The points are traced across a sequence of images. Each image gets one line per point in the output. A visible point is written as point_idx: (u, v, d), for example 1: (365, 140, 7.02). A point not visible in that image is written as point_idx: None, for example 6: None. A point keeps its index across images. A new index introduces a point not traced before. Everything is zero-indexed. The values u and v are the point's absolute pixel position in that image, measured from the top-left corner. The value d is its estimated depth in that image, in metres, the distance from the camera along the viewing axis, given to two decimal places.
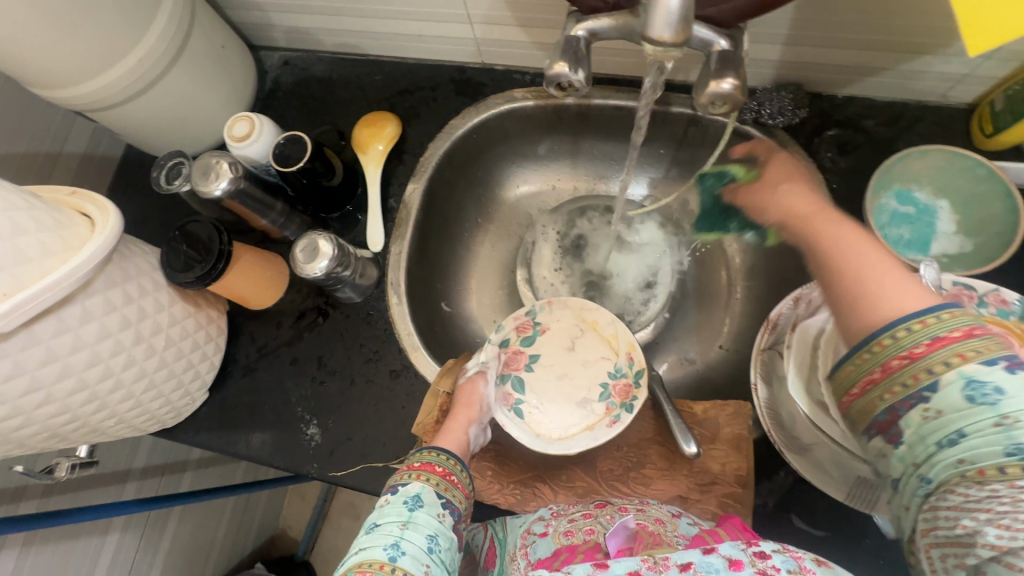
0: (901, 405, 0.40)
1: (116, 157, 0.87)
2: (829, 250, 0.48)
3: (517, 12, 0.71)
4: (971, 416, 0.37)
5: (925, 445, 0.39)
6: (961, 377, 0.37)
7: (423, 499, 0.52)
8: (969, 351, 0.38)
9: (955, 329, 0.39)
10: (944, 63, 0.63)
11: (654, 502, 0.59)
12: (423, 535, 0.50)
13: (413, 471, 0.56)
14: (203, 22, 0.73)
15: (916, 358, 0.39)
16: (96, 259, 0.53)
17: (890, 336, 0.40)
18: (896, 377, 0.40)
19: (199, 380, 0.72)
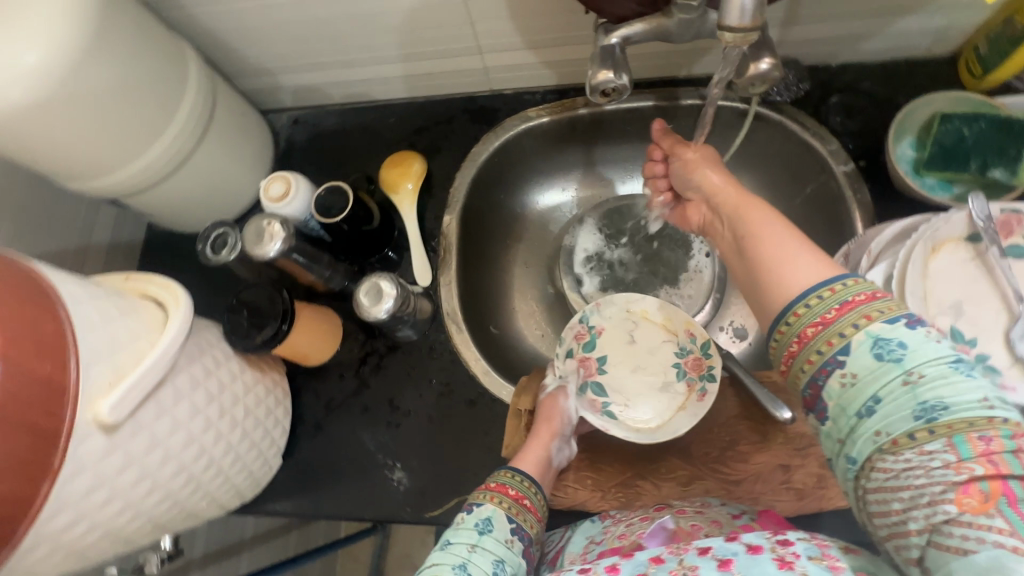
0: (819, 375, 0.42)
1: (141, 241, 0.86)
2: (750, 232, 0.52)
3: (525, 36, 0.74)
4: (882, 381, 0.39)
5: (847, 418, 0.41)
6: (868, 338, 0.40)
7: (494, 523, 0.53)
8: (873, 312, 0.41)
9: (860, 294, 0.42)
10: (927, 19, 0.69)
11: (715, 503, 0.59)
12: (490, 560, 0.50)
13: (488, 491, 0.57)
14: (221, 94, 0.75)
15: (829, 323, 0.42)
16: (183, 333, 0.53)
17: (803, 306, 0.43)
18: (812, 345, 0.43)
19: (274, 446, 0.71)
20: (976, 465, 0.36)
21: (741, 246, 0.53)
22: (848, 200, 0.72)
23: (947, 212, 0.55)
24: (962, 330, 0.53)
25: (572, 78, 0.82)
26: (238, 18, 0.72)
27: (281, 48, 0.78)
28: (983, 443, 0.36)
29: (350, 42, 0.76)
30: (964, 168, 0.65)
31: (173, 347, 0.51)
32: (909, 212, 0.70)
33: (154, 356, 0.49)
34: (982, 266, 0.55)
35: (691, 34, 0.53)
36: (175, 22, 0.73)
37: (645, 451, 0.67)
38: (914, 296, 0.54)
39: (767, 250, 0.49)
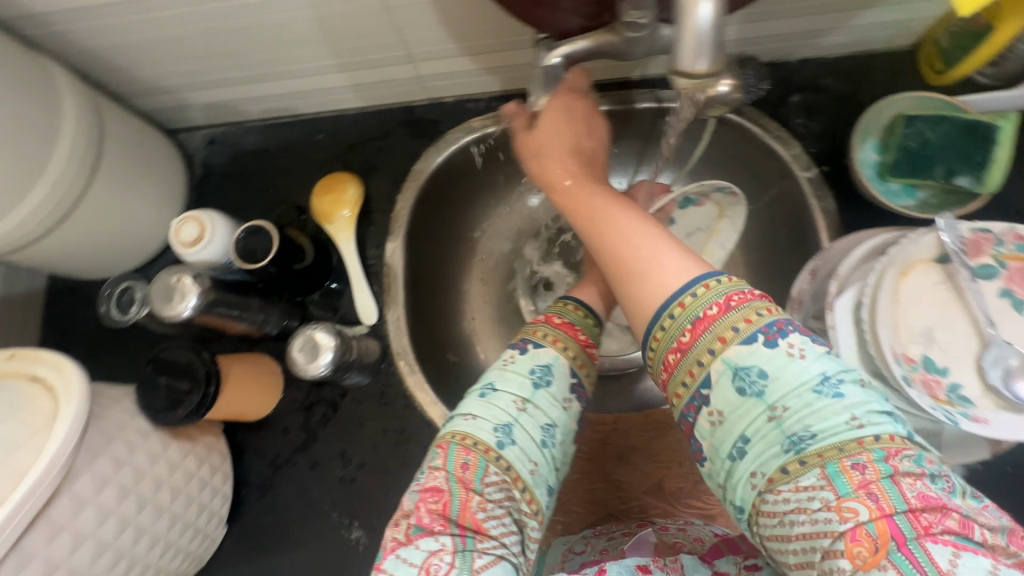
0: (690, 412, 0.41)
1: (41, 291, 0.75)
2: (603, 229, 0.47)
3: (460, 42, 0.66)
4: (747, 413, 0.38)
5: (722, 461, 0.39)
6: (728, 368, 0.38)
7: (554, 372, 0.50)
8: (728, 332, 0.39)
9: (713, 305, 0.39)
10: (889, 13, 0.64)
11: (698, 522, 0.57)
12: (538, 425, 0.47)
13: (552, 330, 0.52)
14: (112, 124, 0.65)
15: (686, 349, 0.40)
16: (74, 438, 0.46)
17: (671, 319, 0.40)
18: (678, 373, 0.41)
19: (215, 517, 0.64)
20: (858, 504, 0.34)
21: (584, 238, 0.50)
22: (811, 208, 0.68)
23: (918, 234, 0.52)
24: (933, 359, 0.51)
25: (517, 83, 0.75)
26: (120, 33, 0.61)
27: (180, 65, 0.68)
28: (856, 473, 0.34)
29: (261, 55, 0.67)
30: (928, 173, 0.63)
31: (58, 461, 0.45)
32: (873, 220, 0.67)
33: (31, 479, 0.43)
34: (952, 289, 0.52)
35: (643, 52, 0.47)
36: (44, 39, 0.62)
37: (616, 489, 0.64)
38: (886, 326, 0.51)
39: (619, 245, 0.45)
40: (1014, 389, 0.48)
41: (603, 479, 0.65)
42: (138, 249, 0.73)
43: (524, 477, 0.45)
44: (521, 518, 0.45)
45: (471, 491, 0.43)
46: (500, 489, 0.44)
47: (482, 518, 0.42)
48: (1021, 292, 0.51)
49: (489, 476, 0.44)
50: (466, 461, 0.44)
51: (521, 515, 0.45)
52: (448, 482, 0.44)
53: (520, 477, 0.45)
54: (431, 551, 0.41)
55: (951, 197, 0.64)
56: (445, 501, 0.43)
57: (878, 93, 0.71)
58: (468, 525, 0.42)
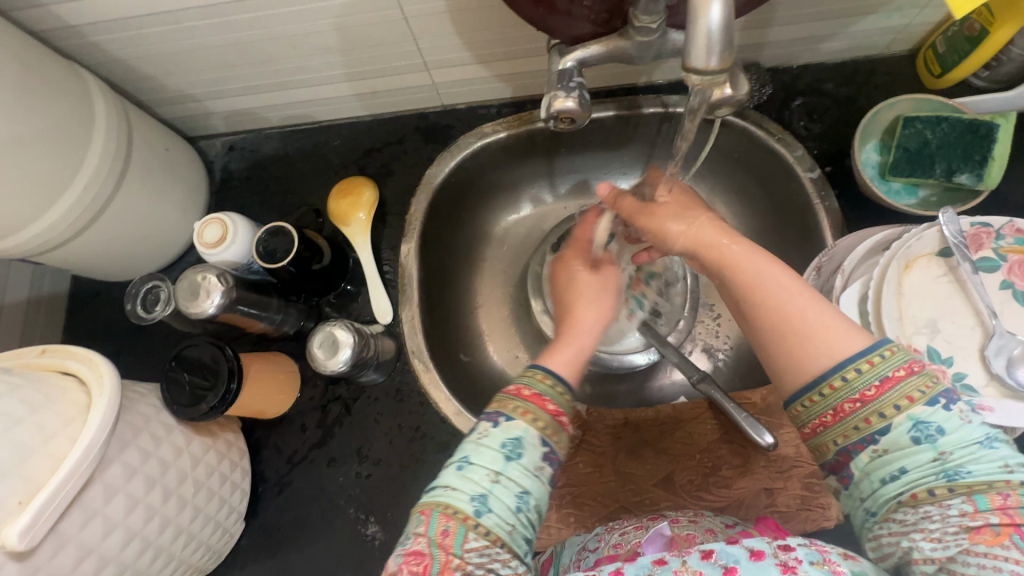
0: (851, 448, 0.40)
1: (63, 293, 0.77)
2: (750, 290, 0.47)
3: (475, 50, 0.68)
4: (914, 455, 0.38)
5: (870, 482, 0.40)
6: (908, 420, 0.38)
7: (524, 443, 0.46)
8: (914, 393, 0.39)
9: (899, 368, 0.39)
10: (887, 19, 0.66)
11: (707, 512, 0.58)
12: (514, 492, 0.44)
13: (521, 402, 0.48)
14: (140, 130, 0.68)
15: (868, 401, 0.39)
16: (106, 428, 0.48)
17: (840, 379, 0.40)
18: (848, 420, 0.40)
19: (234, 512, 0.65)
20: (993, 516, 0.35)
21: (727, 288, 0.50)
22: (816, 207, 0.69)
23: (920, 228, 0.54)
24: (938, 349, 0.52)
25: (527, 90, 0.77)
26: (152, 43, 0.64)
27: (205, 74, 0.71)
28: (1001, 498, 0.35)
29: (283, 64, 0.70)
30: (929, 172, 0.64)
31: (92, 450, 0.46)
32: (876, 218, 0.69)
33: (67, 468, 0.44)
34: (954, 281, 0.54)
35: (652, 55, 0.49)
36: (80, 51, 0.65)
37: (627, 482, 0.64)
38: (891, 318, 0.52)
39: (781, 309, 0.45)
40: (1017, 376, 0.50)
41: (614, 472, 0.65)
42: (161, 251, 0.75)
43: (503, 537, 0.43)
44: None
45: (451, 554, 0.41)
46: (480, 555, 0.41)
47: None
48: (1022, 283, 0.53)
49: (469, 542, 0.42)
50: (445, 528, 0.42)
51: (505, 574, 0.42)
52: (429, 545, 0.42)
53: (500, 539, 0.43)
54: None
55: (953, 194, 0.66)
56: (426, 563, 0.41)
57: (877, 96, 0.73)
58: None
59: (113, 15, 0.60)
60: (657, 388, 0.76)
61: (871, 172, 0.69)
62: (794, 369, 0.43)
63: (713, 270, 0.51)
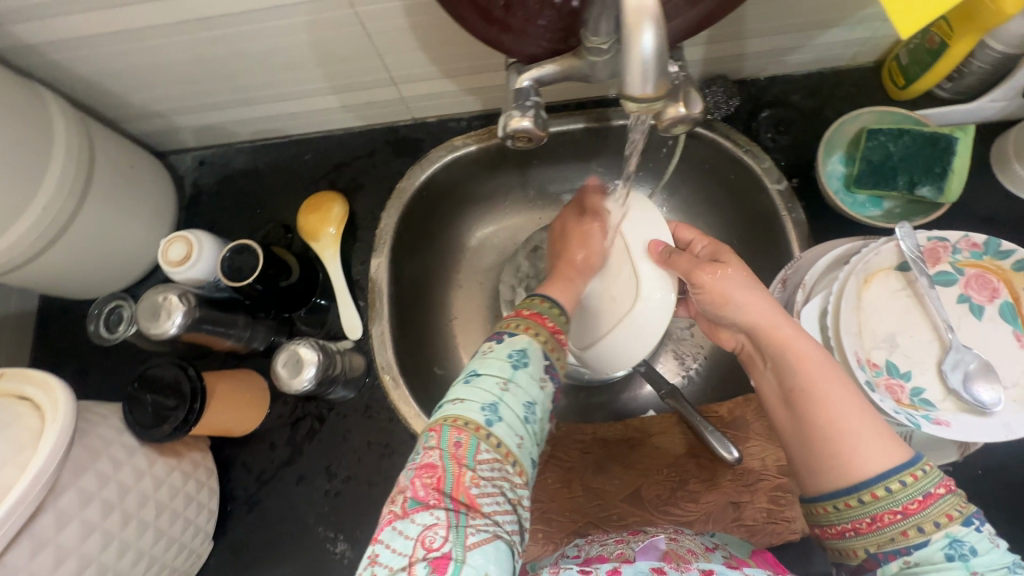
0: (882, 556, 0.41)
1: (31, 311, 0.76)
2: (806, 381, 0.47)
3: (441, 65, 0.68)
4: (945, 570, 0.39)
5: None
6: (945, 537, 0.39)
7: (529, 356, 0.49)
8: (952, 511, 0.39)
9: (938, 486, 0.40)
10: (849, 32, 0.67)
11: (687, 530, 0.56)
12: (521, 401, 0.47)
13: (523, 321, 0.52)
14: (103, 147, 0.67)
15: (908, 514, 0.40)
16: (59, 455, 0.47)
17: (884, 489, 0.41)
18: (883, 531, 0.41)
19: (200, 533, 0.65)
20: None
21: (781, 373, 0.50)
22: (783, 219, 0.69)
23: (878, 243, 0.54)
24: (896, 364, 0.52)
25: (497, 103, 0.77)
26: (113, 60, 0.64)
27: (170, 90, 0.70)
28: None
29: (248, 80, 0.69)
30: (892, 184, 0.65)
31: (42, 479, 0.46)
32: (841, 229, 0.70)
33: (16, 496, 0.44)
34: (913, 295, 0.54)
35: (607, 74, 0.49)
36: (41, 69, 0.64)
37: (595, 497, 0.64)
38: (849, 333, 0.52)
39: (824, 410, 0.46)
40: (972, 391, 0.50)
41: (583, 487, 0.65)
42: (129, 268, 0.75)
43: (514, 451, 0.45)
44: (515, 497, 0.44)
45: (464, 467, 0.43)
46: (490, 467, 0.43)
47: (476, 493, 0.42)
48: (979, 297, 0.53)
49: (482, 453, 0.43)
50: (457, 439, 0.43)
51: (513, 491, 0.44)
52: (441, 457, 0.43)
53: (511, 453, 0.45)
54: (426, 526, 0.40)
55: (917, 205, 0.66)
56: (438, 477, 0.42)
57: (843, 108, 0.73)
58: (462, 500, 0.41)
59: (73, 34, 0.59)
60: (628, 400, 0.76)
61: (837, 184, 0.69)
62: (832, 470, 0.44)
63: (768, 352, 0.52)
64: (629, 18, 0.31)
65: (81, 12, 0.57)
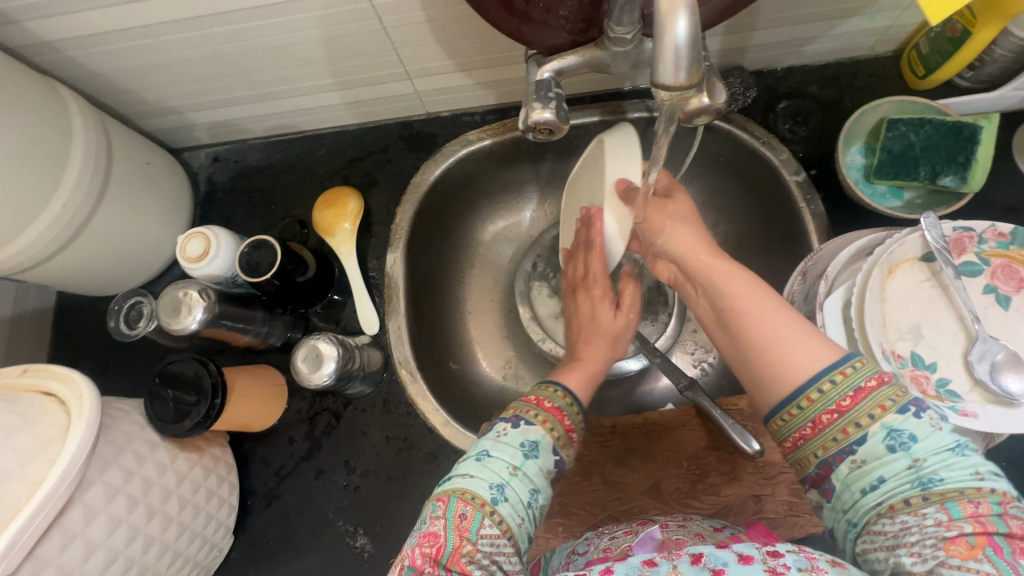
0: (832, 460, 0.40)
1: (49, 308, 0.77)
2: (731, 302, 0.47)
3: (456, 59, 0.68)
4: (888, 463, 0.38)
5: (851, 493, 0.40)
6: (883, 429, 0.38)
7: (540, 447, 0.49)
8: (886, 401, 0.39)
9: (871, 378, 0.40)
10: (869, 21, 0.66)
11: (696, 517, 0.57)
12: (528, 488, 0.47)
13: (541, 411, 0.52)
14: (120, 144, 0.67)
15: (845, 412, 0.39)
16: (85, 450, 0.48)
17: (817, 391, 0.40)
18: (827, 433, 0.40)
19: (222, 527, 0.65)
20: (966, 524, 0.35)
21: (709, 296, 0.50)
22: (801, 211, 0.68)
23: (902, 234, 0.53)
24: (922, 355, 0.52)
25: (511, 97, 0.77)
26: (129, 57, 0.64)
27: (185, 87, 0.70)
28: (972, 506, 0.35)
29: (263, 76, 0.69)
30: (913, 175, 0.64)
31: (70, 474, 0.46)
32: (862, 221, 0.69)
33: (45, 491, 0.44)
34: (937, 286, 0.54)
35: (629, 65, 0.49)
36: (57, 66, 0.64)
37: (615, 490, 0.64)
38: (874, 324, 0.52)
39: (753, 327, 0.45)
40: (1002, 383, 0.49)
41: (602, 481, 0.65)
42: (145, 265, 0.75)
43: (513, 530, 0.45)
44: (506, 571, 0.45)
45: (465, 538, 0.44)
46: (491, 543, 0.44)
47: (469, 564, 0.43)
48: (1005, 287, 0.52)
49: (484, 528, 0.44)
50: (462, 511, 0.45)
51: (507, 568, 0.44)
52: (444, 526, 0.44)
53: (509, 530, 0.45)
54: None
55: (938, 196, 0.66)
56: (438, 545, 0.44)
57: (862, 98, 0.72)
58: (455, 569, 0.43)
59: (87, 31, 0.59)
60: (646, 394, 0.76)
61: (856, 175, 0.69)
62: (772, 382, 0.43)
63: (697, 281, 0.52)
64: (662, 5, 0.33)
65: (97, 9, 0.57)
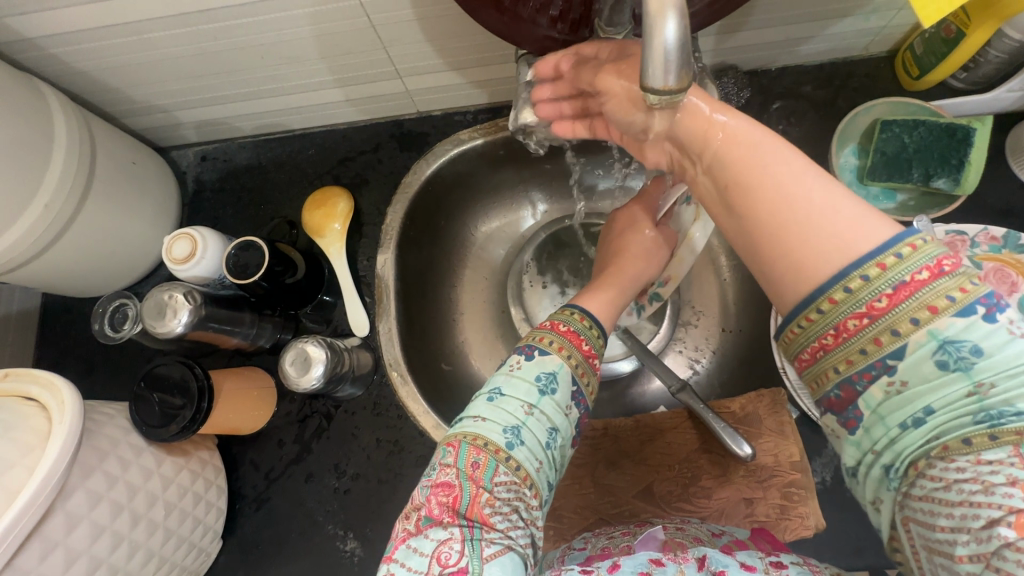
0: (858, 378, 0.33)
1: (35, 309, 0.75)
2: (743, 180, 0.38)
3: (447, 57, 0.67)
4: (941, 388, 0.31)
5: (885, 428, 0.33)
6: (931, 338, 0.31)
7: (559, 378, 0.47)
8: (938, 301, 0.31)
9: (922, 270, 0.31)
10: (864, 21, 0.65)
11: (693, 520, 0.57)
12: (545, 427, 0.45)
13: (556, 337, 0.49)
14: (104, 142, 0.66)
15: (879, 316, 0.32)
16: (67, 457, 0.47)
17: (858, 279, 0.32)
18: (852, 342, 0.33)
19: (210, 531, 0.65)
20: None
21: (717, 171, 0.40)
22: None
23: None
24: None
25: (504, 96, 0.76)
26: (113, 55, 0.63)
27: (171, 84, 0.69)
28: None
29: (251, 74, 0.68)
30: (906, 177, 0.64)
31: (51, 482, 0.45)
32: None
33: (24, 500, 0.43)
34: None
35: None
36: (39, 63, 0.63)
37: (607, 493, 0.64)
38: None
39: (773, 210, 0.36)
40: None
41: (594, 484, 0.65)
42: (132, 265, 0.74)
43: (532, 476, 0.44)
44: (529, 517, 0.44)
45: (480, 487, 0.42)
46: (509, 490, 0.43)
47: (489, 512, 0.42)
48: None
49: (499, 475, 0.43)
50: (476, 460, 0.43)
51: (527, 514, 0.44)
52: (458, 477, 0.43)
53: (528, 477, 0.44)
54: (440, 540, 0.41)
55: (931, 198, 0.65)
56: (455, 496, 0.43)
57: (856, 98, 0.72)
58: (475, 518, 0.42)
59: (69, 29, 0.58)
60: (638, 396, 0.76)
61: (850, 177, 0.68)
62: (789, 271, 0.35)
63: (700, 152, 0.41)
64: (652, 6, 0.32)
65: (78, 5, 0.56)
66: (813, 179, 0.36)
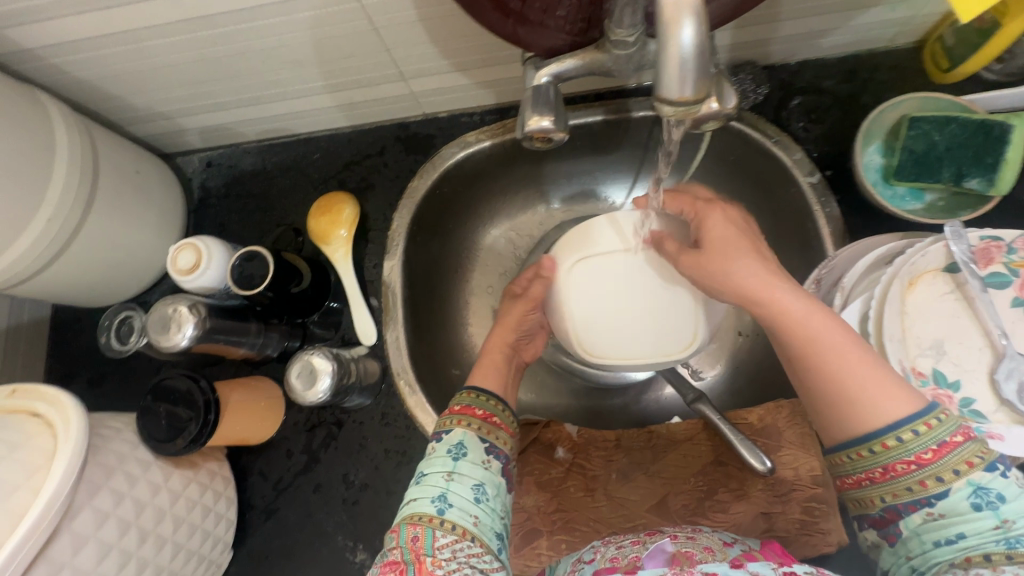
0: (903, 507, 0.41)
1: (45, 319, 0.75)
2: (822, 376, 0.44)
3: (452, 58, 0.65)
4: (974, 521, 0.38)
5: (920, 541, 0.40)
6: (969, 485, 0.38)
7: (467, 445, 0.51)
8: (972, 457, 0.38)
9: (928, 449, 0.39)
10: (890, 11, 0.61)
11: (706, 528, 0.52)
12: (468, 486, 0.48)
13: (467, 422, 0.53)
14: (106, 152, 0.65)
15: (924, 463, 0.39)
16: (71, 477, 0.46)
17: (895, 438, 0.40)
18: (896, 480, 0.40)
19: (219, 542, 0.64)
20: None
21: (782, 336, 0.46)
22: (815, 214, 0.65)
23: (924, 244, 0.50)
24: (945, 372, 0.49)
25: (510, 96, 0.74)
26: (109, 64, 0.62)
27: (172, 92, 0.68)
28: None
29: (251, 79, 0.67)
30: (935, 176, 0.61)
31: (55, 504, 0.45)
32: (878, 224, 0.66)
33: (29, 522, 0.43)
34: (961, 298, 0.51)
35: (633, 68, 0.46)
36: (40, 73, 0.62)
37: (619, 507, 0.63)
38: (894, 340, 0.49)
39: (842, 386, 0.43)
40: None
41: (606, 497, 0.64)
42: (139, 275, 0.73)
43: (471, 530, 0.46)
44: (485, 567, 0.44)
45: (422, 554, 0.43)
46: (451, 549, 0.44)
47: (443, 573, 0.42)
48: None
49: (439, 539, 0.44)
50: (414, 534, 0.45)
51: (481, 565, 0.44)
52: (402, 553, 0.44)
53: (467, 530, 0.46)
54: None
55: (962, 198, 0.62)
56: (401, 568, 0.43)
57: (882, 93, 0.68)
58: None
59: (68, 37, 0.57)
60: (651, 403, 0.74)
61: (874, 176, 0.65)
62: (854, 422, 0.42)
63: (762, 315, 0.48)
64: (666, 10, 0.30)
65: (73, 14, 0.54)
66: (852, 339, 0.43)
